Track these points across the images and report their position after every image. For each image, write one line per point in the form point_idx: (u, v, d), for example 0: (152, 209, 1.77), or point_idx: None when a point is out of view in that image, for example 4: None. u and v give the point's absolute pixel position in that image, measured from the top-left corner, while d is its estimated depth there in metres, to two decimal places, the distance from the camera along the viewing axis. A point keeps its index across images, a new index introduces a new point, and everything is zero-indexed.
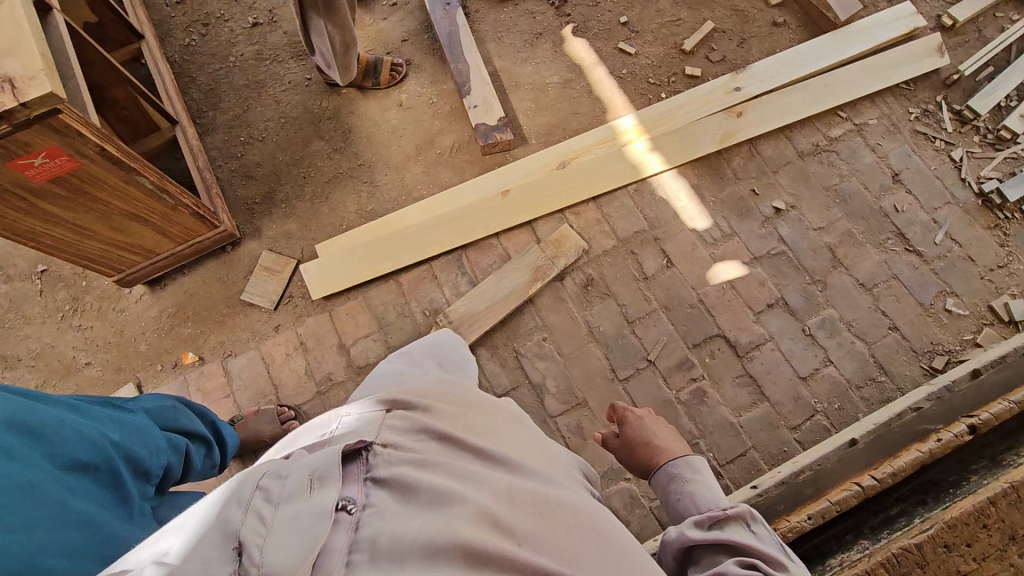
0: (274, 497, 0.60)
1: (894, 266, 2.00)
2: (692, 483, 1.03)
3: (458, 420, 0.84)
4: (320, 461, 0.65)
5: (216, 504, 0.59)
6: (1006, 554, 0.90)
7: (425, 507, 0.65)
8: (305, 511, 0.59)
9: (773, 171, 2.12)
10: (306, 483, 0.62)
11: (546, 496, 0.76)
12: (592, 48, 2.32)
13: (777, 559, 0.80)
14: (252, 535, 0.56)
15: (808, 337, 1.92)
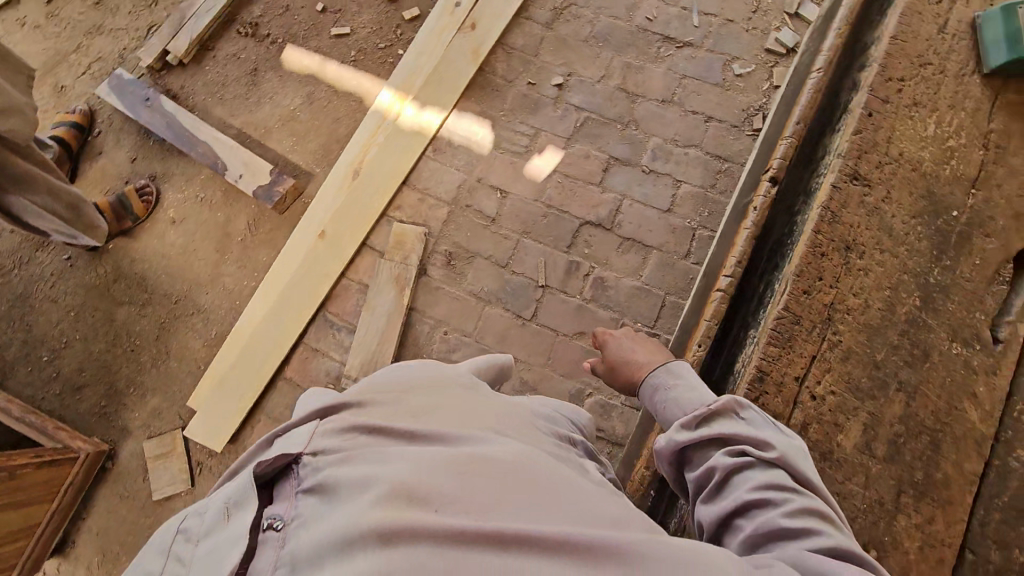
0: (196, 533, 0.68)
1: (678, 67, 2.08)
2: (671, 389, 0.92)
3: (401, 404, 0.80)
4: (235, 490, 0.69)
5: (157, 548, 0.70)
6: (850, 264, 0.98)
7: (347, 499, 0.62)
8: (214, 545, 0.64)
9: (535, 55, 2.13)
10: (221, 515, 0.67)
11: (487, 458, 0.69)
12: (311, 50, 2.18)
13: (766, 440, 0.77)
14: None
15: (651, 174, 2.00)
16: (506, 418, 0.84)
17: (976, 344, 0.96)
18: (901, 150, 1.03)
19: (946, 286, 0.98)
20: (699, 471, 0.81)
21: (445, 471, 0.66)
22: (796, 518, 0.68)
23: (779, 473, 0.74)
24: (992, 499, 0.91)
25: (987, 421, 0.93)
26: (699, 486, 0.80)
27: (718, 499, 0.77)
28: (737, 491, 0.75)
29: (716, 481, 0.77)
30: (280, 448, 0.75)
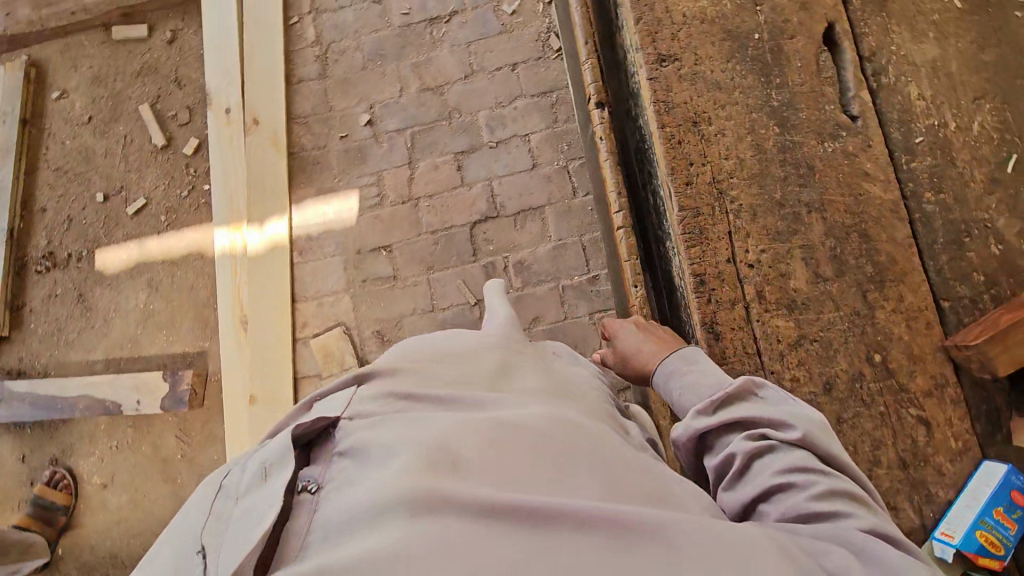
0: (234, 494, 0.64)
1: (459, 38, 2.05)
2: (686, 374, 0.84)
3: (426, 371, 0.76)
4: (275, 448, 0.65)
5: (205, 493, 0.67)
6: (708, 134, 1.00)
7: (373, 469, 0.58)
8: (255, 505, 0.59)
9: (330, 109, 2.04)
10: (258, 476, 0.63)
11: (528, 428, 0.65)
12: (121, 241, 2.01)
13: (787, 420, 0.71)
14: (211, 534, 0.60)
15: (499, 145, 1.98)
16: (532, 373, 0.80)
17: (843, 132, 1.01)
18: (684, 12, 1.05)
19: (790, 101, 1.02)
20: (717, 458, 0.74)
21: (471, 438, 0.62)
22: (828, 503, 0.62)
23: (807, 454, 0.68)
24: (931, 248, 0.97)
25: (887, 189, 0.99)
26: (718, 474, 0.73)
27: (739, 484, 0.70)
28: (759, 477, 0.68)
29: (737, 466, 0.70)
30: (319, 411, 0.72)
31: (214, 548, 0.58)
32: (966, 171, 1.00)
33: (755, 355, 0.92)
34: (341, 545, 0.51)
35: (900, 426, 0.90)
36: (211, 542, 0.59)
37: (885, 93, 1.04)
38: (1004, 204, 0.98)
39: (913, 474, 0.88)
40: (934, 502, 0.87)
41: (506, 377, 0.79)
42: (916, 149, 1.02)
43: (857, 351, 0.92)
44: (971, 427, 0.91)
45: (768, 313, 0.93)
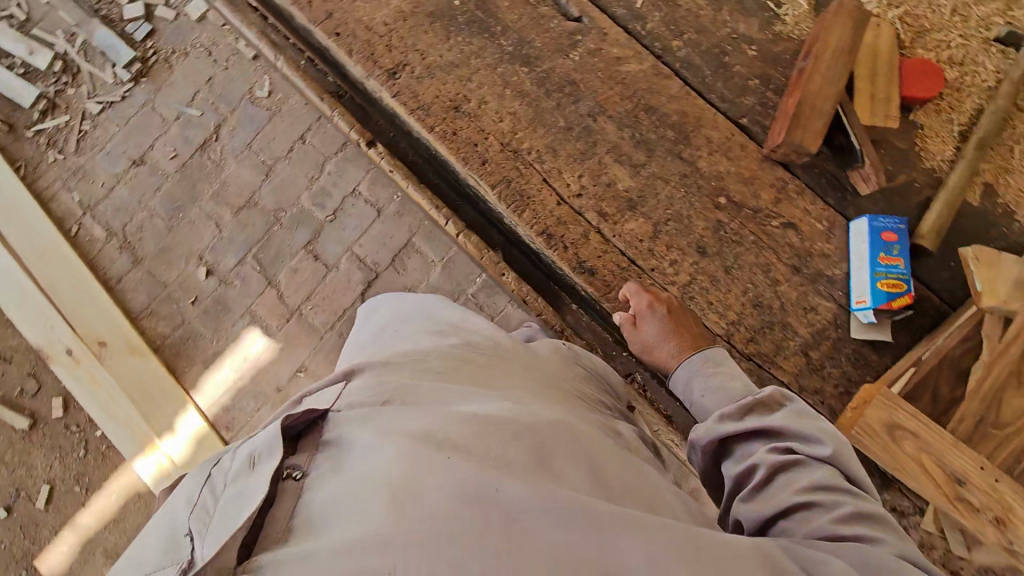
0: (220, 483, 0.61)
1: (236, 146, 2.03)
2: (715, 376, 0.80)
3: (417, 369, 0.79)
4: (264, 437, 0.63)
5: (191, 483, 0.65)
6: (475, 109, 1.01)
7: (361, 459, 0.59)
8: (243, 490, 0.58)
9: (165, 285, 1.96)
10: (244, 464, 0.61)
11: (513, 419, 0.67)
12: (50, 537, 1.85)
13: (819, 436, 0.67)
14: (198, 522, 0.58)
15: (337, 214, 1.97)
16: (512, 376, 0.83)
17: (579, 36, 1.03)
18: (384, 21, 1.03)
19: (520, 39, 1.03)
20: (736, 466, 0.70)
21: (456, 424, 0.64)
22: (851, 523, 0.59)
23: (833, 470, 0.64)
24: (706, 84, 1.02)
25: (642, 61, 1.03)
26: (738, 483, 0.69)
27: (757, 498, 0.66)
28: (782, 491, 0.64)
29: (759, 476, 0.67)
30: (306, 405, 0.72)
31: (201, 530, 0.56)
32: (692, 5, 1.05)
33: (630, 265, 0.95)
34: (328, 533, 0.52)
35: (774, 242, 0.96)
36: (197, 527, 0.57)
37: None
38: (735, 12, 1.05)
39: (806, 271, 0.94)
40: (837, 281, 0.94)
41: (484, 368, 0.82)
42: (644, 12, 1.05)
43: (704, 205, 0.97)
44: (825, 203, 0.97)
45: (618, 224, 0.96)
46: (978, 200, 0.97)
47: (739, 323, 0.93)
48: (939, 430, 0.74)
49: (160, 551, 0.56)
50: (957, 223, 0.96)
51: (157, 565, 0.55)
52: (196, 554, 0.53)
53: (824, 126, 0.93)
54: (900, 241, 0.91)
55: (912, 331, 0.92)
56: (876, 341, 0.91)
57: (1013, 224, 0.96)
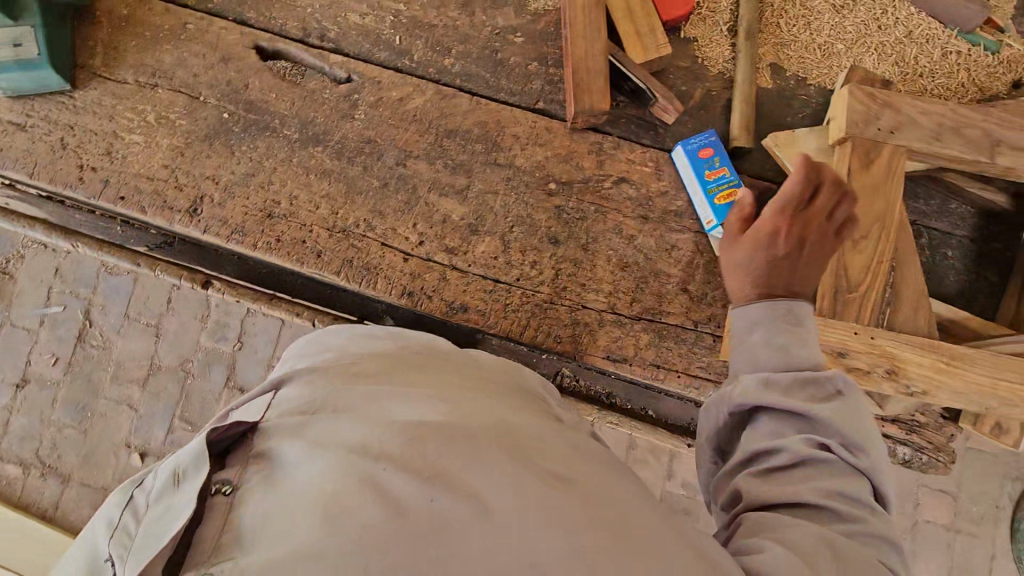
0: (144, 502, 0.53)
1: (113, 322, 1.93)
2: (795, 342, 0.67)
3: (366, 357, 0.67)
4: (189, 450, 0.53)
5: (121, 496, 0.57)
6: (287, 208, 0.98)
7: (291, 474, 0.50)
8: (166, 513, 0.50)
9: (106, 488, 1.85)
10: (169, 478, 0.53)
11: (463, 413, 0.56)
12: None
13: (862, 439, 0.61)
14: (122, 548, 0.51)
15: (243, 340, 1.91)
16: (474, 359, 0.71)
17: (355, 95, 1.02)
18: (163, 163, 0.99)
19: (301, 121, 1.01)
20: (758, 443, 0.64)
21: (396, 426, 0.53)
22: (858, 539, 0.56)
23: (859, 480, 0.60)
24: (492, 86, 1.03)
25: (423, 91, 1.02)
26: (751, 459, 0.64)
27: (766, 476, 0.62)
28: (800, 484, 0.60)
29: (781, 463, 0.61)
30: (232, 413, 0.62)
31: (127, 555, 0.49)
32: (446, 19, 1.05)
33: (497, 285, 0.95)
34: (247, 566, 0.43)
35: (614, 202, 0.97)
36: (122, 559, 0.50)
37: (344, 41, 1.04)
38: (488, 8, 1.05)
39: (654, 215, 0.97)
40: (684, 211, 0.96)
41: (434, 355, 0.71)
42: (406, 46, 1.04)
43: (538, 198, 0.98)
44: (643, 145, 1.00)
45: (469, 253, 0.96)
46: (770, 81, 1.01)
47: (616, 289, 0.94)
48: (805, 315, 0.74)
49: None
50: (761, 110, 1.00)
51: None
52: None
53: (606, 82, 0.94)
54: (718, 152, 0.94)
55: None
56: None
57: (808, 89, 1.00)
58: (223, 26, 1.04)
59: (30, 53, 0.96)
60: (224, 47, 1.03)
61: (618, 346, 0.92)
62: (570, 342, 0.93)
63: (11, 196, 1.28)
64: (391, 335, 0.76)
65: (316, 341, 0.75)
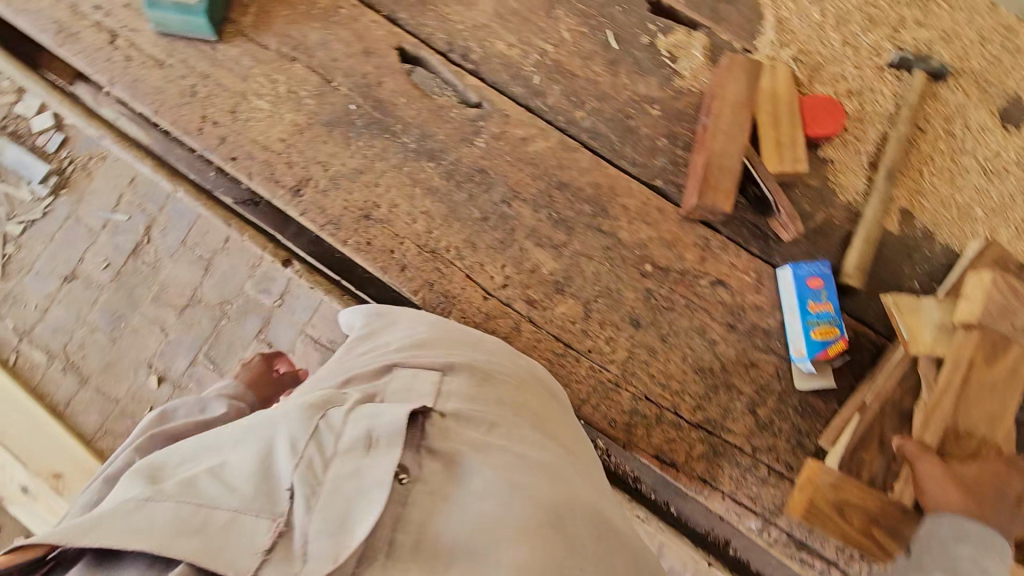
0: (327, 447, 0.64)
1: (170, 244, 1.97)
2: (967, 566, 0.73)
3: (508, 393, 0.83)
4: (388, 425, 0.67)
5: (283, 420, 0.66)
6: (383, 214, 0.98)
7: (476, 504, 0.68)
8: (358, 482, 0.62)
9: (117, 400, 1.89)
10: (363, 440, 0.65)
11: (580, 496, 0.75)
12: None
13: None
14: (306, 480, 0.61)
15: (285, 299, 1.94)
16: (564, 418, 0.87)
17: (480, 122, 1.02)
18: (281, 136, 1.00)
19: (422, 134, 1.01)
20: None
21: (549, 497, 0.71)
22: None
23: None
24: (615, 151, 1.01)
25: (548, 137, 1.01)
26: None
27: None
28: None
29: None
30: (402, 399, 0.77)
31: (311, 491, 0.61)
32: (588, 72, 1.04)
33: (566, 350, 0.94)
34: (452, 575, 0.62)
35: (706, 302, 0.95)
36: (298, 490, 0.60)
37: (484, 65, 1.04)
38: (632, 73, 1.03)
39: (741, 326, 0.94)
40: (773, 332, 0.94)
41: (552, 409, 0.86)
42: (542, 87, 1.03)
43: (631, 275, 0.96)
44: (750, 253, 0.97)
45: (548, 310, 0.95)
46: (897, 225, 0.97)
47: (684, 391, 0.92)
48: (874, 495, 0.82)
49: (254, 490, 0.61)
50: (881, 252, 0.96)
51: (252, 510, 0.59)
52: (303, 531, 0.59)
53: (734, 184, 0.92)
54: (827, 285, 0.91)
55: (854, 370, 0.92)
56: (821, 388, 0.91)
57: (934, 244, 0.96)
58: (373, 20, 1.05)
59: None
60: (369, 41, 1.04)
61: (670, 448, 0.90)
62: (623, 430, 0.91)
63: (121, 113, 1.30)
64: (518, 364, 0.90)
65: (459, 336, 0.90)
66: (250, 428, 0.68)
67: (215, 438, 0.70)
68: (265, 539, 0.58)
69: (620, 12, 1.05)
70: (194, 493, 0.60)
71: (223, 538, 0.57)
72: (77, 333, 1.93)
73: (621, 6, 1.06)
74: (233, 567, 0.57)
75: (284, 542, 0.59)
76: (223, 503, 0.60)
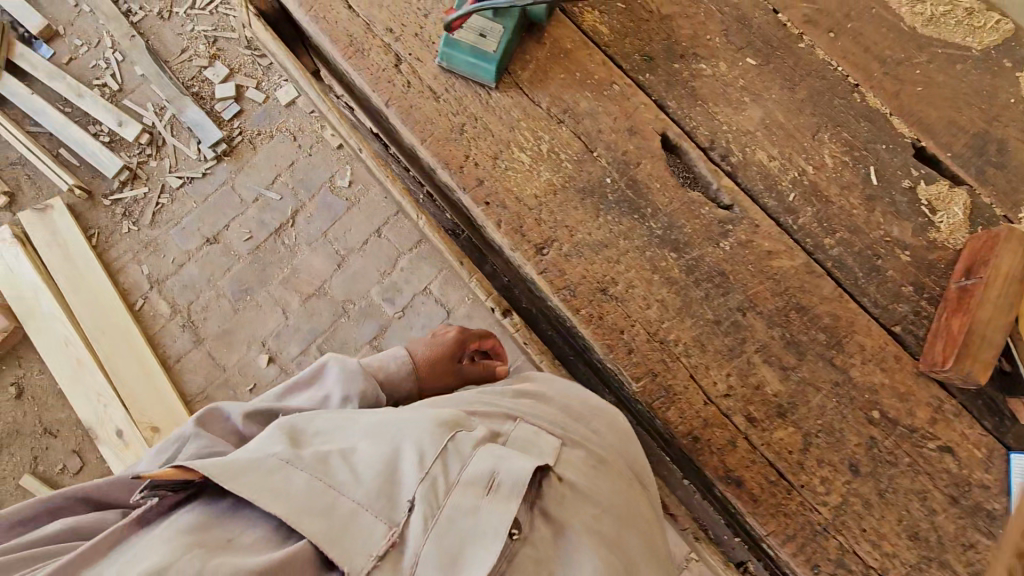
0: (446, 473, 0.75)
1: (311, 233, 2.02)
2: None
3: (619, 482, 0.91)
4: (508, 472, 0.77)
5: (408, 433, 0.79)
6: (618, 293, 0.98)
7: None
8: (472, 518, 0.72)
9: (224, 369, 1.91)
10: (488, 480, 0.76)
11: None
12: None
13: None
14: (425, 499, 0.73)
15: (405, 312, 1.95)
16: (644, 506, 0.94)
17: (729, 225, 1.01)
18: (534, 193, 1.02)
19: (670, 223, 1.02)
20: None
21: None
22: None
23: None
24: (859, 286, 0.99)
25: (794, 257, 1.00)
26: None
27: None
28: None
29: None
30: (523, 448, 0.85)
31: (429, 511, 0.72)
32: (845, 201, 1.03)
33: (780, 479, 0.91)
34: None
35: (931, 467, 0.92)
36: (419, 505, 0.72)
37: (742, 170, 1.04)
38: (889, 214, 1.02)
39: (965, 503, 0.91)
40: (998, 517, 0.90)
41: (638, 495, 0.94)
42: (797, 205, 1.03)
43: (856, 419, 0.94)
44: (983, 427, 0.94)
45: (767, 432, 0.93)
46: None
47: (894, 555, 0.89)
48: None
49: (377, 490, 0.73)
50: None
51: (373, 509, 0.72)
52: (413, 549, 0.69)
53: (993, 359, 0.90)
54: None
55: None
56: None
57: None
58: (643, 101, 1.06)
59: (488, 46, 1.02)
60: (636, 120, 1.05)
61: None
62: None
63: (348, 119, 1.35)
64: (608, 437, 0.98)
65: (584, 402, 1.00)
66: (383, 427, 0.81)
67: (350, 423, 0.83)
68: (380, 544, 0.69)
69: (885, 150, 1.05)
70: (329, 473, 0.75)
71: (343, 530, 0.69)
72: (196, 292, 1.99)
73: (888, 145, 1.05)
74: (348, 561, 0.67)
75: (394, 553, 0.69)
76: (351, 494, 0.73)
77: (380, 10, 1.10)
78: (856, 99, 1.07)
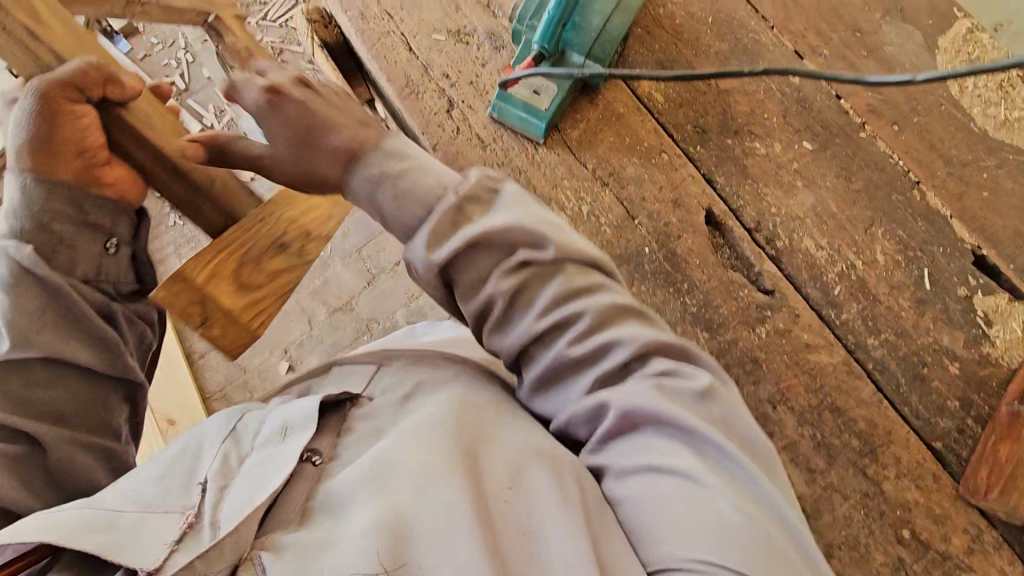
0: (232, 446, 0.75)
1: (346, 249, 2.05)
2: None
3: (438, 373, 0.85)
4: (289, 415, 0.77)
5: (175, 443, 0.77)
6: None
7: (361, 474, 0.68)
8: (271, 461, 0.70)
9: (246, 371, 1.94)
10: (279, 432, 0.75)
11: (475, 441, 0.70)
12: None
13: None
14: (210, 473, 0.70)
15: None
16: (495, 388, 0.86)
17: (767, 311, 0.98)
18: None
19: (706, 302, 0.99)
20: None
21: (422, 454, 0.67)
22: None
23: None
24: (900, 394, 0.95)
25: (833, 352, 0.96)
26: None
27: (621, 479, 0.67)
28: None
29: None
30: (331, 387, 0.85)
31: (218, 486, 0.69)
32: (894, 302, 0.99)
33: None
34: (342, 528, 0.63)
35: None
36: (214, 484, 0.69)
37: (787, 256, 1.01)
38: (939, 321, 0.98)
39: None
40: None
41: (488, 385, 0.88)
42: (841, 300, 0.99)
43: (883, 535, 0.90)
44: None
45: None
46: None
47: None
48: None
49: (165, 488, 0.68)
50: None
51: (164, 509, 0.66)
52: (211, 518, 0.64)
53: None
54: None
55: None
56: None
57: None
58: (692, 175, 1.04)
59: (540, 104, 1.02)
60: (682, 192, 1.03)
61: None
62: None
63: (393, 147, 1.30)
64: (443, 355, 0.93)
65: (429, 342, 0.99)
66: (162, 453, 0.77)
67: None
68: (175, 531, 0.63)
69: (941, 253, 1.00)
70: (99, 501, 0.66)
71: (132, 538, 0.62)
72: None
73: (945, 248, 1.00)
74: (139, 557, 0.60)
75: (194, 532, 0.63)
76: (131, 506, 0.66)
77: (439, 55, 1.10)
78: (915, 197, 1.02)
